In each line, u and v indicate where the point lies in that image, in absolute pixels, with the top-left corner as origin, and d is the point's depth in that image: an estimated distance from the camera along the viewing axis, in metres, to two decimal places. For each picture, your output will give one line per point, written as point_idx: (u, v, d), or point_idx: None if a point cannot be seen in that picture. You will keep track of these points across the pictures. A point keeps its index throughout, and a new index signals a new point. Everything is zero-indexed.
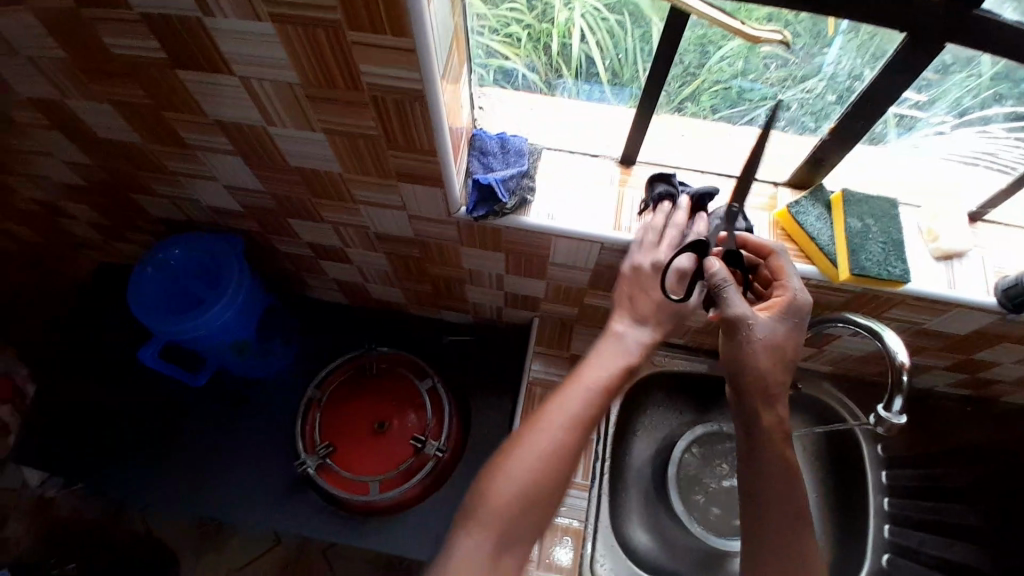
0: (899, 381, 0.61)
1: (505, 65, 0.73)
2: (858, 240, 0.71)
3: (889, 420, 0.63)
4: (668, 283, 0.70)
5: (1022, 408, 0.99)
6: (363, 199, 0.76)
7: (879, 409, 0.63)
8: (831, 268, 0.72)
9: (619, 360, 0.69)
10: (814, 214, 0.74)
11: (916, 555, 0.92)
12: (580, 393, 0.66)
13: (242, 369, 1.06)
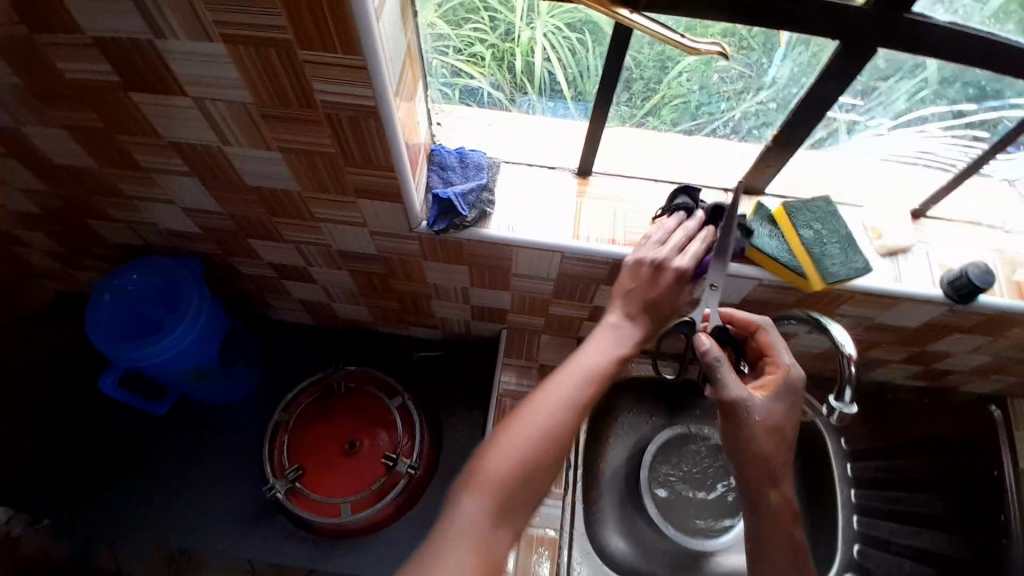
0: (846, 373, 0.63)
1: (469, 85, 0.74)
2: (817, 247, 0.73)
3: (839, 409, 0.65)
4: (672, 282, 0.68)
5: (978, 397, 1.03)
6: (323, 217, 0.76)
7: (831, 399, 0.66)
8: (803, 281, 0.74)
9: (617, 347, 0.67)
10: (768, 230, 0.75)
11: (887, 545, 0.95)
12: (580, 375, 0.65)
13: (208, 394, 1.04)
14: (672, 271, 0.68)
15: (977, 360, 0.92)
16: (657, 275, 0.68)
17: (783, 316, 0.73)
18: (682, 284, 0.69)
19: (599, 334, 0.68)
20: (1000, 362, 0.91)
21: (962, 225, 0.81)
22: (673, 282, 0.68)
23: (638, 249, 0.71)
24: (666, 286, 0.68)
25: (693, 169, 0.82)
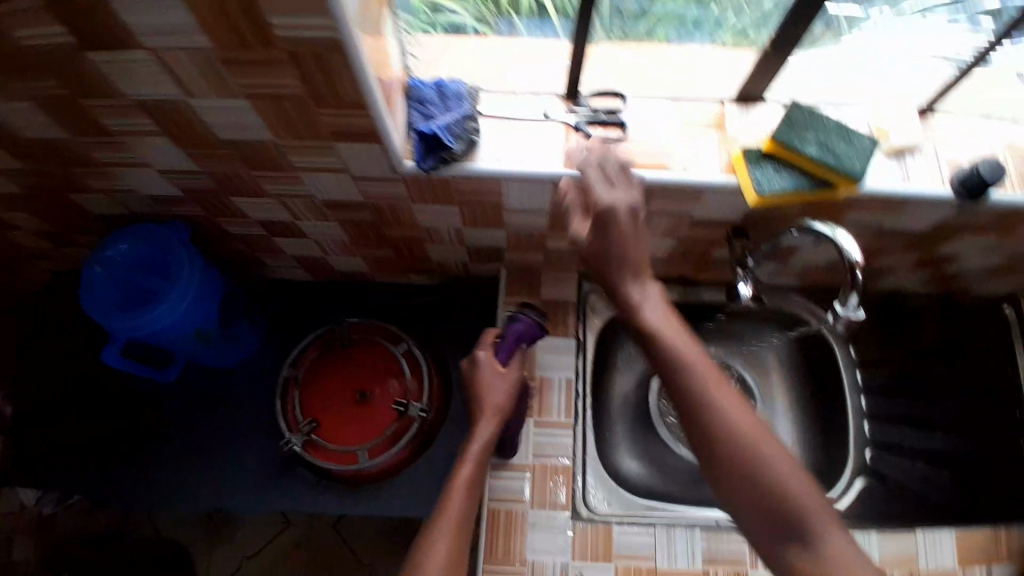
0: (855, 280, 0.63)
1: (455, 22, 0.76)
2: (829, 156, 0.68)
3: (846, 315, 0.66)
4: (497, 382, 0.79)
5: (992, 297, 1.00)
6: (303, 165, 0.74)
7: (837, 306, 0.67)
8: (829, 193, 0.70)
9: (473, 484, 0.74)
10: (771, 168, 0.71)
11: (899, 449, 0.96)
12: (444, 535, 0.68)
13: (212, 358, 1.04)
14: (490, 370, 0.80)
15: (990, 260, 0.89)
16: (483, 370, 0.80)
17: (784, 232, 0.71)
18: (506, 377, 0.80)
19: (468, 447, 0.76)
20: (1013, 260, 0.88)
21: (972, 117, 0.77)
22: (496, 378, 0.80)
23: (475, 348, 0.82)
24: (494, 382, 0.79)
25: (684, 81, 0.78)
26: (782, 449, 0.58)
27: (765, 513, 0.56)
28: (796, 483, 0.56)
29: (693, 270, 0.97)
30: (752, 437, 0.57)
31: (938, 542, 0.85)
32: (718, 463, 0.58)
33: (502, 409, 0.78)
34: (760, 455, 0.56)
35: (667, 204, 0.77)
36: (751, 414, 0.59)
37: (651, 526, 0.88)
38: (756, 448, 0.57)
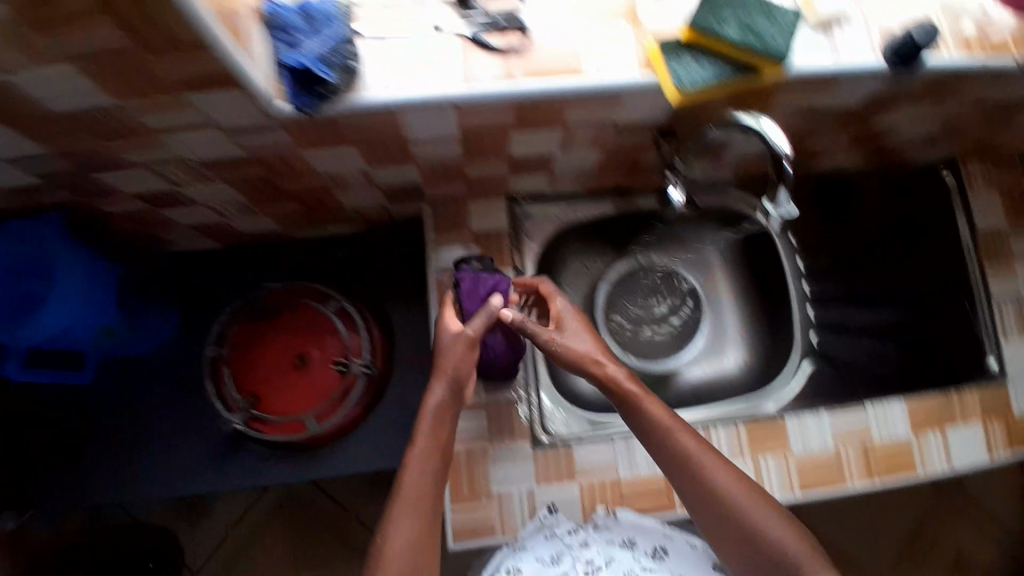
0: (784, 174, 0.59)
1: None
2: (751, 37, 0.62)
3: (780, 213, 0.63)
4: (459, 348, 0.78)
5: (927, 165, 0.99)
6: (163, 125, 0.63)
7: (771, 204, 0.64)
8: (753, 79, 0.64)
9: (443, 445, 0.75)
10: (690, 58, 0.64)
11: (842, 329, 1.00)
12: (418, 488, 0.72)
13: (131, 348, 0.95)
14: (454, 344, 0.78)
15: (924, 129, 0.86)
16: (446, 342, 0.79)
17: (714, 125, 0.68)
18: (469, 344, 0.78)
19: (425, 408, 0.77)
20: (946, 126, 0.85)
21: None
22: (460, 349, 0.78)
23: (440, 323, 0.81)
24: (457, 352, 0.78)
25: None
26: (769, 506, 0.70)
27: (762, 557, 0.68)
28: (781, 532, 0.67)
29: (626, 177, 0.92)
30: (741, 498, 0.69)
31: (890, 411, 0.87)
32: (715, 522, 0.70)
33: (459, 376, 0.78)
34: (751, 520, 0.68)
35: (586, 114, 0.69)
36: (738, 476, 0.71)
37: (612, 439, 0.89)
38: (743, 508, 0.69)
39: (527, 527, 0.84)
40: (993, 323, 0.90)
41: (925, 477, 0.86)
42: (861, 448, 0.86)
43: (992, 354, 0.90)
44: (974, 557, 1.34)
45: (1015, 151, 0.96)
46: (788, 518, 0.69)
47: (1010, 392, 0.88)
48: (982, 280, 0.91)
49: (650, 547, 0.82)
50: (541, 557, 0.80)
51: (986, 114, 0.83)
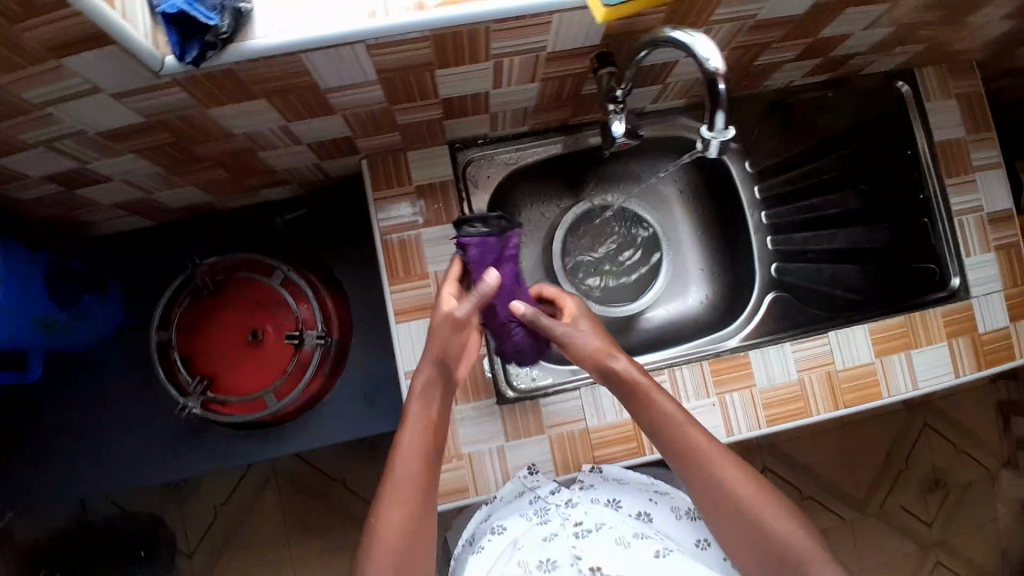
0: (718, 95, 0.54)
1: None
2: None
3: (716, 140, 0.58)
4: (445, 326, 0.74)
5: (884, 76, 0.94)
6: (44, 99, 0.56)
7: (705, 131, 0.59)
8: None
9: (432, 404, 0.74)
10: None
11: (804, 256, 0.98)
12: (411, 444, 0.71)
13: (73, 344, 0.89)
14: (442, 321, 0.75)
15: (880, 35, 0.81)
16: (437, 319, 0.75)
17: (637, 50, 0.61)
18: (456, 322, 0.75)
19: (413, 388, 0.75)
20: (902, 29, 0.80)
21: None
22: (444, 323, 0.75)
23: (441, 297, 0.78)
24: (441, 326, 0.75)
25: None
26: (781, 510, 0.66)
27: (769, 559, 0.64)
28: (791, 534, 0.64)
29: (573, 112, 0.86)
30: (751, 500, 0.66)
31: (853, 337, 0.89)
32: (721, 517, 0.67)
33: (446, 356, 0.75)
34: (759, 521, 0.65)
35: (512, 43, 0.64)
36: (749, 476, 0.68)
37: (578, 390, 0.87)
38: (753, 509, 0.66)
39: (509, 486, 0.84)
40: (957, 246, 0.92)
41: (891, 399, 0.88)
42: (826, 377, 0.88)
43: (956, 273, 0.92)
44: (942, 466, 1.38)
45: (973, 54, 0.92)
46: (804, 526, 0.65)
47: (973, 306, 0.90)
48: (938, 190, 0.92)
49: (636, 508, 0.80)
50: (525, 514, 0.79)
51: (945, 15, 0.78)
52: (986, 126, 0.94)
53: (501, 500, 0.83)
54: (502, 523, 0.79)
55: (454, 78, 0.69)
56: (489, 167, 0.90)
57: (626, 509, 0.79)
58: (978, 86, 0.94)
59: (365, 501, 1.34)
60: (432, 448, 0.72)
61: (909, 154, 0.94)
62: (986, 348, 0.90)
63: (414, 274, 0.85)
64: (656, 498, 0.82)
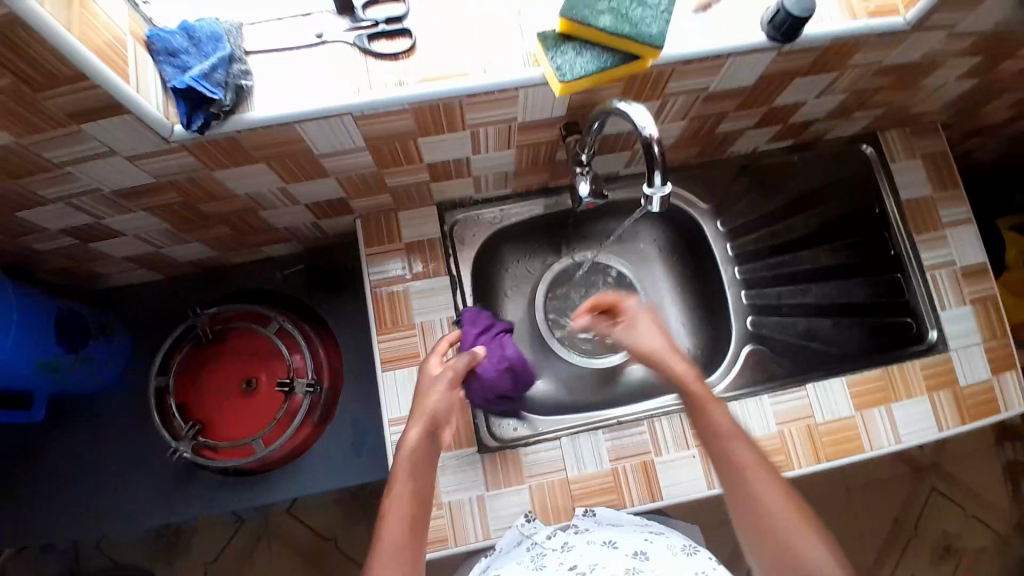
0: (654, 157, 0.62)
1: None
2: (626, 25, 0.63)
3: (655, 196, 0.66)
4: (441, 391, 0.78)
5: (847, 140, 1.01)
6: (67, 159, 0.64)
7: (646, 188, 0.66)
8: (635, 64, 0.66)
9: (422, 461, 0.74)
10: (572, 51, 0.66)
11: (779, 309, 1.01)
12: (402, 502, 0.70)
13: (75, 387, 0.95)
14: (438, 386, 0.78)
15: (833, 101, 0.87)
16: (427, 382, 0.80)
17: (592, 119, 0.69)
18: (454, 386, 0.79)
19: (401, 452, 0.74)
20: (853, 97, 0.87)
21: None
22: (441, 388, 0.78)
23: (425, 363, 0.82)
24: (435, 393, 0.78)
25: None
26: (813, 532, 0.60)
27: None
28: (818, 558, 0.58)
29: (552, 176, 0.93)
30: (784, 520, 0.61)
31: (831, 389, 0.90)
32: (748, 528, 0.63)
33: (438, 418, 0.76)
34: (781, 538, 0.60)
35: (485, 113, 0.71)
36: (785, 495, 0.62)
37: (559, 439, 0.89)
38: (784, 531, 0.60)
39: (507, 537, 0.83)
40: (931, 299, 0.95)
41: (875, 453, 0.88)
42: (807, 430, 0.88)
43: (933, 327, 0.94)
44: (951, 534, 1.34)
45: (934, 116, 0.98)
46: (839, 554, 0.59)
47: (951, 358, 0.92)
48: (909, 246, 0.96)
49: (632, 545, 0.73)
50: (520, 561, 0.75)
51: (893, 82, 0.85)
52: (953, 183, 0.98)
53: (498, 552, 0.81)
54: (497, 572, 0.74)
55: (438, 145, 0.76)
56: (474, 223, 0.96)
57: (622, 548, 0.73)
58: (941, 148, 1.00)
59: (356, 559, 1.33)
60: (422, 505, 0.71)
61: (877, 211, 0.99)
62: (968, 401, 0.90)
63: (401, 324, 0.90)
64: (654, 538, 0.76)
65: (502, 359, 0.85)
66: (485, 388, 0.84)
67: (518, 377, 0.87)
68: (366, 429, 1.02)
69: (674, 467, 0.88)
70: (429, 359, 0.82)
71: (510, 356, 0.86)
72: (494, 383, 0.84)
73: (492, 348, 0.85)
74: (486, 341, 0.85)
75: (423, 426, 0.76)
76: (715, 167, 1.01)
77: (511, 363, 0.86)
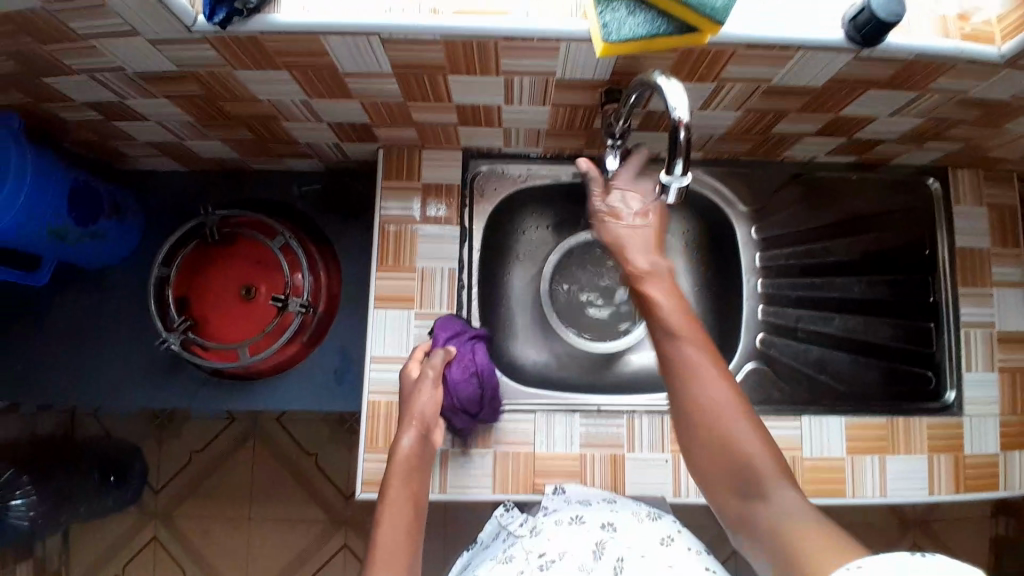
0: (678, 143, 0.58)
1: None
2: None
3: (673, 184, 0.62)
4: (426, 393, 0.77)
5: (913, 169, 0.92)
6: (89, 31, 0.62)
7: (664, 175, 0.62)
8: (692, 37, 0.60)
9: (422, 465, 0.73)
10: (624, 9, 0.59)
11: (793, 332, 0.96)
12: (397, 506, 0.68)
13: (87, 260, 0.99)
14: (425, 388, 0.77)
15: (905, 125, 0.79)
16: (416, 383, 0.78)
17: (630, 90, 0.65)
18: (435, 387, 0.78)
19: (393, 461, 0.72)
20: (932, 125, 0.78)
21: None
22: (428, 390, 0.77)
23: (407, 368, 0.80)
24: (422, 395, 0.77)
25: None
26: (751, 423, 0.57)
27: (735, 480, 0.57)
28: (748, 444, 0.56)
29: (588, 144, 0.88)
30: (721, 410, 0.58)
31: (827, 426, 0.85)
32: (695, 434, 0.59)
33: (427, 421, 0.76)
34: (731, 442, 0.57)
35: (524, 61, 0.66)
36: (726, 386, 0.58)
37: (533, 412, 0.87)
38: (718, 418, 0.57)
39: (488, 526, 0.87)
40: (959, 358, 0.88)
41: (856, 500, 0.84)
42: (792, 461, 0.84)
43: (952, 386, 0.87)
44: None
45: (1012, 166, 0.89)
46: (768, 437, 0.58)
47: (963, 425, 0.86)
48: (950, 298, 0.88)
49: (599, 520, 0.75)
50: (495, 555, 0.78)
51: (978, 117, 0.76)
52: (1015, 242, 0.90)
53: (479, 547, 0.86)
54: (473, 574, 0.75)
55: (469, 87, 0.72)
56: (495, 177, 0.92)
57: (590, 526, 0.74)
58: (1013, 199, 0.91)
59: (327, 480, 1.37)
60: (419, 508, 0.69)
61: (927, 254, 0.91)
62: (968, 471, 0.84)
63: (402, 265, 0.87)
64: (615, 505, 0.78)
65: (471, 365, 0.81)
66: (452, 395, 0.80)
67: (488, 391, 0.80)
68: (351, 360, 1.03)
69: (645, 466, 0.86)
70: (411, 365, 0.80)
71: (480, 362, 0.81)
72: (461, 390, 0.79)
73: (462, 353, 0.82)
74: (457, 345, 0.82)
75: (418, 430, 0.75)
76: (766, 168, 0.93)
77: (480, 371, 0.81)
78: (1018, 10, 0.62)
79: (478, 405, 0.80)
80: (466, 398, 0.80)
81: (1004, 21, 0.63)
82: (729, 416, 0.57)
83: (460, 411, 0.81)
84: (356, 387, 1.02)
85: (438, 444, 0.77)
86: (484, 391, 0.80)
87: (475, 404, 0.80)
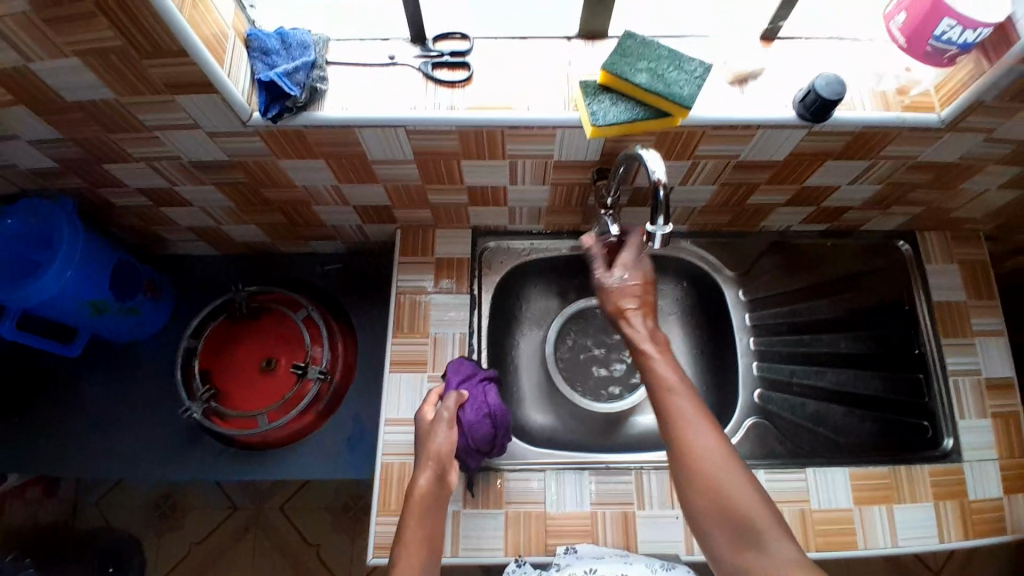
0: (659, 200, 0.67)
1: None
2: (661, 84, 0.69)
3: (657, 233, 0.71)
4: (442, 432, 0.81)
5: (883, 235, 1.01)
6: (155, 124, 0.74)
7: (649, 226, 0.71)
8: (667, 119, 0.72)
9: (437, 505, 0.77)
10: (608, 101, 0.72)
11: (789, 387, 1.01)
12: (414, 550, 0.72)
13: (117, 334, 1.06)
14: (441, 427, 0.81)
15: (867, 191, 0.89)
16: (431, 425, 0.82)
17: (618, 164, 0.75)
18: (451, 426, 0.82)
19: (411, 499, 0.77)
20: (888, 191, 0.89)
21: (814, 47, 0.80)
22: (443, 428, 0.81)
23: (422, 410, 0.85)
24: (439, 433, 0.81)
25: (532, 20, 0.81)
26: (748, 480, 0.64)
27: (732, 528, 0.62)
28: (746, 498, 0.62)
29: (584, 221, 0.99)
30: (718, 471, 0.64)
31: (832, 479, 0.87)
32: (692, 480, 0.65)
33: (444, 460, 0.79)
34: (728, 493, 0.63)
35: (524, 145, 0.78)
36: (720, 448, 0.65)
37: (543, 471, 0.90)
38: (717, 477, 0.64)
39: None
40: (951, 406, 0.92)
41: (868, 552, 0.84)
42: (800, 514, 0.85)
43: (949, 434, 0.91)
44: None
45: (974, 226, 0.98)
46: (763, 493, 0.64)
47: (964, 470, 0.88)
48: (934, 348, 0.94)
49: (614, 573, 0.79)
50: None
51: (936, 179, 0.86)
52: (989, 295, 0.97)
53: None
54: None
55: (479, 170, 0.83)
56: (502, 251, 1.02)
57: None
58: (980, 256, 1.00)
59: (330, 571, 1.33)
60: (433, 551, 0.74)
61: (906, 308, 0.97)
62: (975, 517, 0.86)
63: (417, 331, 0.94)
64: (625, 559, 0.82)
65: (484, 407, 0.84)
66: (467, 435, 0.83)
67: (501, 429, 0.85)
68: (365, 430, 1.07)
69: (654, 524, 0.88)
70: (429, 407, 0.85)
71: (493, 403, 0.85)
72: (476, 430, 0.83)
73: (474, 395, 0.85)
74: (468, 388, 0.86)
75: (435, 468, 0.78)
76: (746, 237, 1.03)
77: (493, 411, 0.84)
78: (950, 80, 0.74)
79: (490, 444, 0.85)
80: (479, 437, 0.84)
81: (942, 92, 0.75)
82: (727, 477, 0.63)
83: (472, 450, 0.84)
84: (368, 458, 1.05)
85: (454, 484, 0.80)
86: (497, 431, 0.85)
87: (487, 443, 0.85)
